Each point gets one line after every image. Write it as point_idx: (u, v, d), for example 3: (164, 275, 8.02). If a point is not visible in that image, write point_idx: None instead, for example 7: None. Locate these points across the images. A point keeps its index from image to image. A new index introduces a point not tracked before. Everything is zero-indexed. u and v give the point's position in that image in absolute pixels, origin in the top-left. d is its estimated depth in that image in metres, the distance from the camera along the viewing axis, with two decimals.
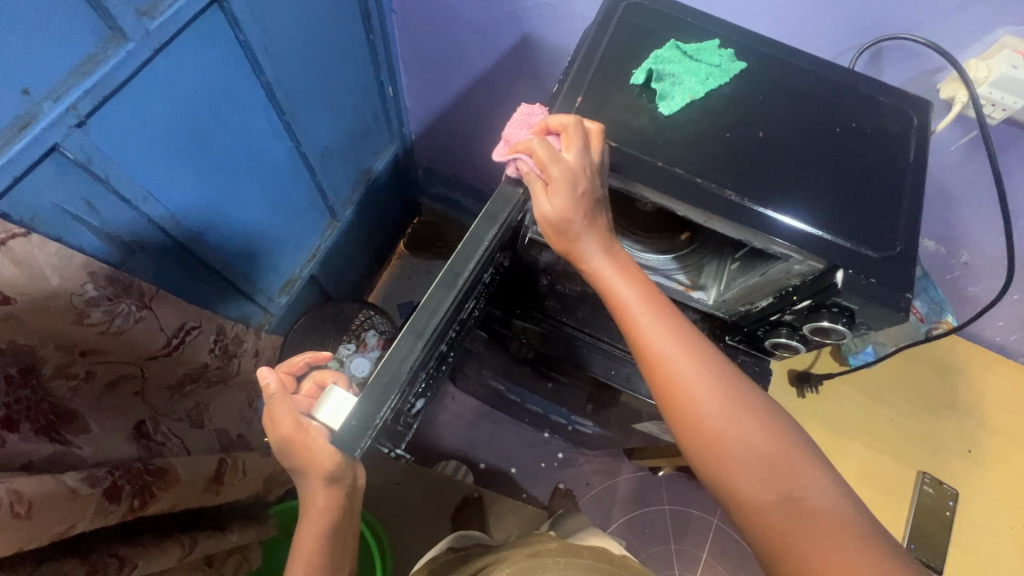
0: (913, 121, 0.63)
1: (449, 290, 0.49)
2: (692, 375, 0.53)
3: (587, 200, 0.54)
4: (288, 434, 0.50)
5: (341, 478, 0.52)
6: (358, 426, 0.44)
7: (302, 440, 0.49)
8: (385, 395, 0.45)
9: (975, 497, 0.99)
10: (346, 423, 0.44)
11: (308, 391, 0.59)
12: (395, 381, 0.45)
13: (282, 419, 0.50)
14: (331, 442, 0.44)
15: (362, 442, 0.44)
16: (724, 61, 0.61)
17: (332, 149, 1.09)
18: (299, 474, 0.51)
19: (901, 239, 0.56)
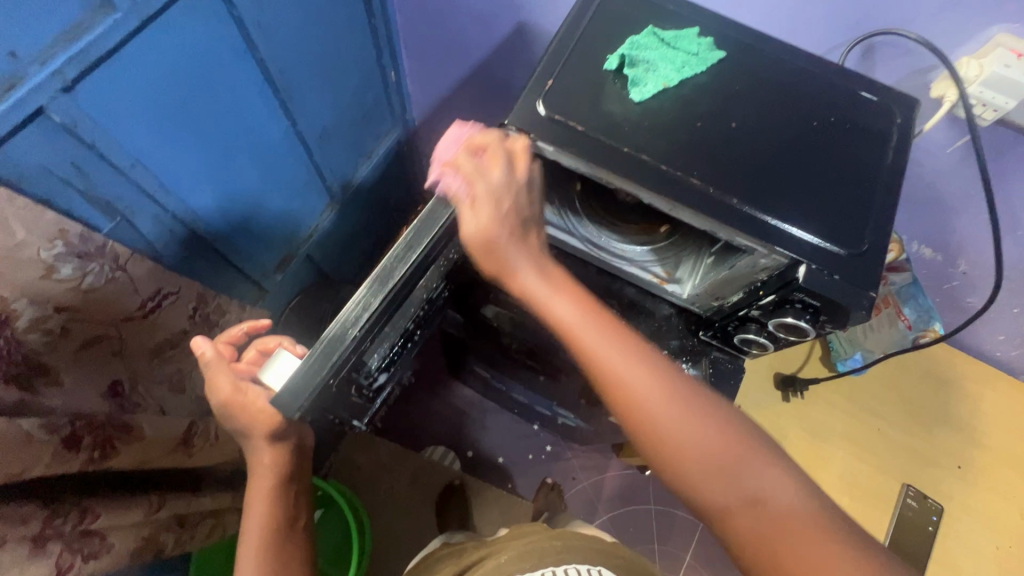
0: (897, 119, 0.61)
1: (400, 264, 0.52)
2: (617, 348, 0.54)
3: (512, 216, 0.56)
4: (227, 397, 0.57)
5: (286, 437, 0.60)
6: (297, 389, 0.49)
7: (240, 401, 0.57)
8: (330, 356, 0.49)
9: (961, 514, 0.96)
10: (286, 385, 0.49)
11: (251, 359, 0.62)
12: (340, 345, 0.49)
13: (221, 385, 0.57)
14: (272, 402, 0.49)
15: (302, 402, 0.49)
16: (702, 50, 0.61)
17: (331, 130, 1.11)
18: (245, 436, 0.59)
19: (869, 236, 0.55)
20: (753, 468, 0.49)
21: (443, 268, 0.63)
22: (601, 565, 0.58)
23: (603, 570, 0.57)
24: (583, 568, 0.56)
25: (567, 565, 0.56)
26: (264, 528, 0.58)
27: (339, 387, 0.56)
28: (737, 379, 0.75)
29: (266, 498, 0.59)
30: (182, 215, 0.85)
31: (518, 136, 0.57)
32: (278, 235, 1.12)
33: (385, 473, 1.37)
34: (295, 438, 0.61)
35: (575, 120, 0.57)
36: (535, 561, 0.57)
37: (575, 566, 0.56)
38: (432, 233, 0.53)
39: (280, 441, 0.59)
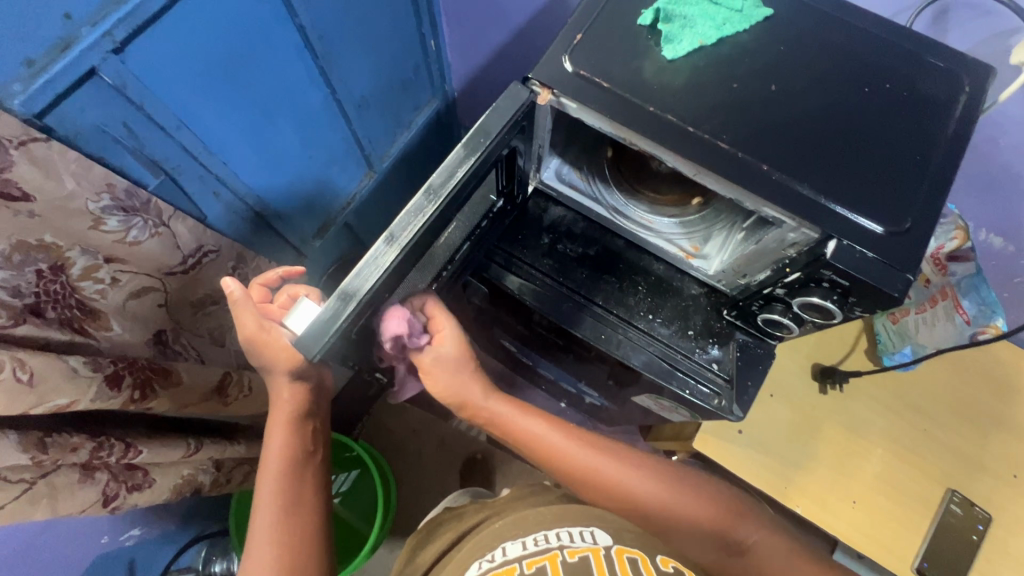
0: (965, 89, 0.55)
1: (419, 216, 0.51)
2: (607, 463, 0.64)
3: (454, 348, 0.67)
4: (252, 334, 0.59)
5: (306, 377, 0.62)
6: (321, 331, 0.48)
7: (264, 338, 0.59)
8: (356, 301, 0.49)
9: (1009, 524, 0.90)
10: (310, 329, 0.48)
11: (281, 303, 0.65)
12: (358, 291, 0.49)
13: (246, 321, 0.59)
14: (295, 343, 0.49)
15: (324, 344, 0.48)
16: (747, 6, 0.57)
17: (370, 99, 1.12)
18: (268, 372, 0.62)
19: (914, 213, 0.50)
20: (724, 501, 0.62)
21: (460, 227, 0.63)
22: (593, 526, 0.62)
23: (596, 531, 0.61)
24: (575, 531, 0.61)
25: (559, 529, 0.61)
26: (283, 458, 0.61)
27: (357, 338, 0.56)
28: (767, 365, 0.73)
29: (287, 430, 0.62)
30: (225, 177, 0.88)
31: (541, 91, 0.56)
32: (320, 200, 1.15)
33: (414, 439, 1.41)
34: (314, 379, 0.64)
35: (600, 77, 0.55)
36: (528, 527, 0.62)
37: (568, 530, 0.61)
38: (457, 185, 0.52)
39: (298, 379, 0.62)
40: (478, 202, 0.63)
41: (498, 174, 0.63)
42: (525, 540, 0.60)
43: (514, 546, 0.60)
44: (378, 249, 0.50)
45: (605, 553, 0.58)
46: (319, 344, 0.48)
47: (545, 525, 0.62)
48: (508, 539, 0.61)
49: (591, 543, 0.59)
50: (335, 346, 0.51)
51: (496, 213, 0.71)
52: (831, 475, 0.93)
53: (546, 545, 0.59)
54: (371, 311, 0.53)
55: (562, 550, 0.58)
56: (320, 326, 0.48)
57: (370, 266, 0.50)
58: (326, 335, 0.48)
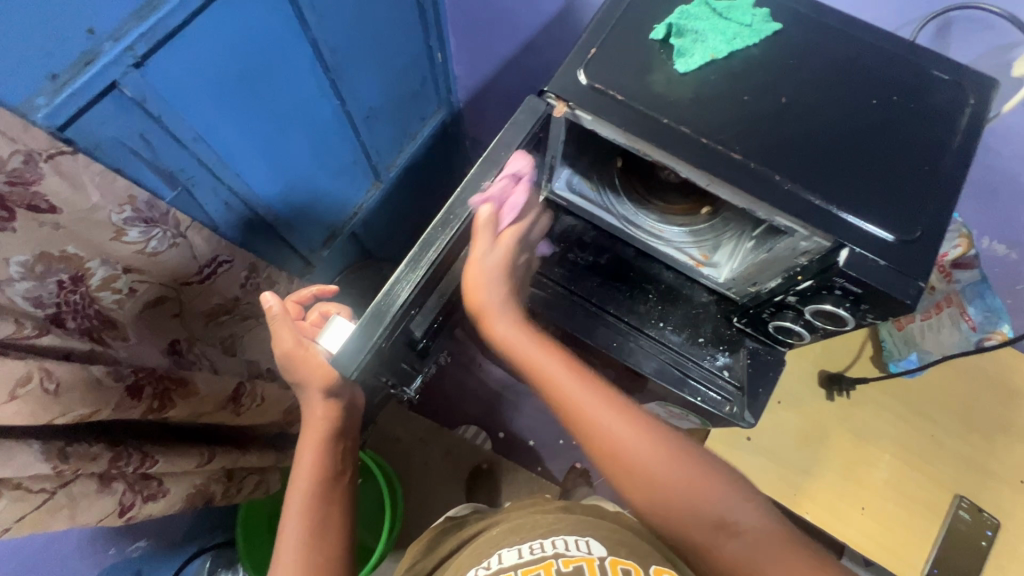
0: (970, 101, 0.56)
1: (445, 230, 0.53)
2: (595, 404, 0.59)
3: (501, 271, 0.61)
4: (290, 350, 0.60)
5: (341, 395, 0.62)
6: (357, 347, 0.50)
7: (302, 355, 0.60)
8: (389, 318, 0.50)
9: (1017, 529, 0.90)
10: (346, 345, 0.49)
11: (313, 320, 0.67)
12: (390, 307, 0.50)
13: (283, 336, 0.60)
14: (332, 360, 0.50)
15: (360, 360, 0.50)
16: (756, 21, 0.58)
17: (378, 110, 1.13)
18: (303, 386, 0.62)
19: (923, 222, 0.51)
20: (720, 491, 0.54)
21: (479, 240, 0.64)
22: (589, 535, 0.60)
23: (592, 540, 0.59)
24: (571, 539, 0.59)
25: (554, 536, 0.59)
26: (316, 477, 0.62)
27: (387, 356, 0.58)
28: (777, 372, 0.73)
29: (321, 451, 0.63)
30: (237, 188, 0.89)
31: (556, 104, 0.57)
32: (328, 210, 1.16)
33: (420, 448, 1.41)
34: (347, 397, 0.63)
35: (615, 89, 0.56)
36: (526, 535, 0.61)
37: (564, 537, 0.59)
38: (481, 200, 0.54)
39: (333, 396, 0.62)
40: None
41: (514, 189, 0.65)
42: (521, 547, 0.59)
43: (510, 553, 0.59)
44: (407, 265, 0.52)
45: (599, 564, 0.55)
46: (355, 365, 0.49)
47: (539, 532, 0.61)
48: (504, 547, 0.61)
49: (585, 552, 0.56)
50: (368, 364, 0.52)
51: None
52: (839, 481, 0.93)
53: (541, 554, 0.57)
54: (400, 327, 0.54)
55: (556, 558, 0.56)
56: (354, 345, 0.49)
57: (400, 281, 0.51)
58: (362, 354, 0.49)
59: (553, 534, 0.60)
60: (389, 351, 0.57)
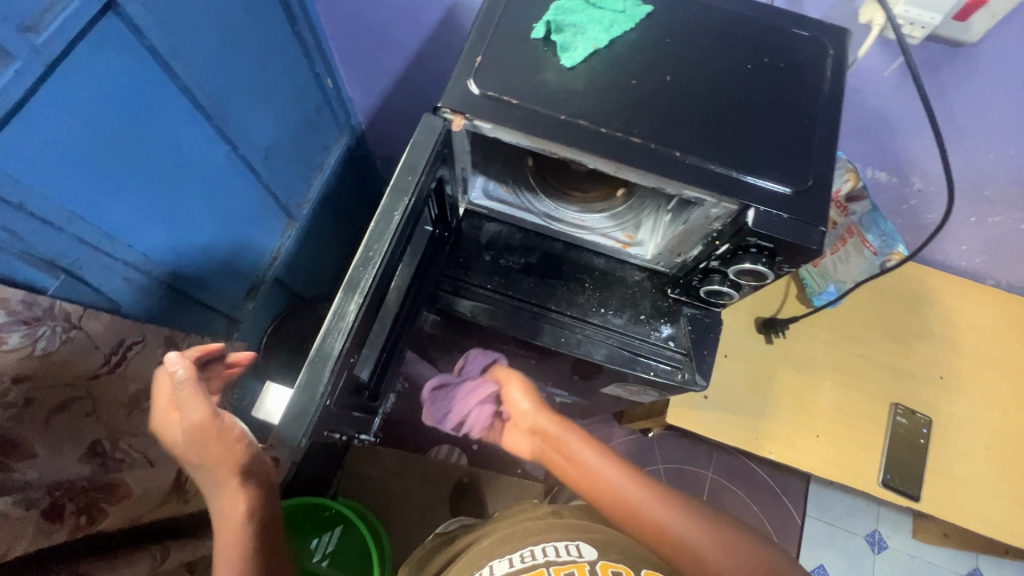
0: (830, 51, 0.61)
1: (367, 268, 0.50)
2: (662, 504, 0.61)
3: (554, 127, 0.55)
4: (200, 423, 0.53)
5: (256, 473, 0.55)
6: (299, 414, 0.47)
7: (213, 430, 0.53)
8: (329, 371, 0.48)
9: (948, 422, 1.00)
10: (286, 414, 0.47)
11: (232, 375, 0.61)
12: (326, 361, 0.48)
13: (193, 405, 0.53)
14: (274, 435, 0.47)
15: (307, 426, 0.47)
16: (629, 6, 0.59)
17: (276, 148, 1.08)
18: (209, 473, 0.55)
19: (813, 171, 0.55)
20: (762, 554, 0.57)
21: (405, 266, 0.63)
22: (580, 538, 0.60)
23: (583, 544, 0.59)
24: (560, 544, 0.59)
25: (546, 543, 0.60)
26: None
27: (335, 410, 0.55)
28: (717, 331, 0.76)
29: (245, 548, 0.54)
30: (133, 260, 0.82)
31: (453, 117, 0.56)
32: (243, 262, 1.09)
33: (394, 481, 1.37)
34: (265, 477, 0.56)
35: (508, 94, 0.56)
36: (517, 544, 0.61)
37: (554, 544, 0.59)
38: (398, 229, 0.52)
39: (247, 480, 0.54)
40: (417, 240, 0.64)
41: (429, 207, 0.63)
42: (512, 557, 0.60)
43: (501, 565, 0.59)
44: (336, 311, 0.50)
45: (590, 569, 0.55)
46: (304, 430, 0.47)
47: (527, 541, 0.62)
48: (496, 558, 0.61)
49: (576, 557, 0.57)
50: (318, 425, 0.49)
51: (434, 242, 0.72)
52: (792, 417, 0.99)
53: (533, 563, 0.58)
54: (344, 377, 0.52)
55: (548, 567, 0.56)
56: (299, 406, 0.47)
57: (331, 329, 0.49)
58: (308, 415, 0.47)
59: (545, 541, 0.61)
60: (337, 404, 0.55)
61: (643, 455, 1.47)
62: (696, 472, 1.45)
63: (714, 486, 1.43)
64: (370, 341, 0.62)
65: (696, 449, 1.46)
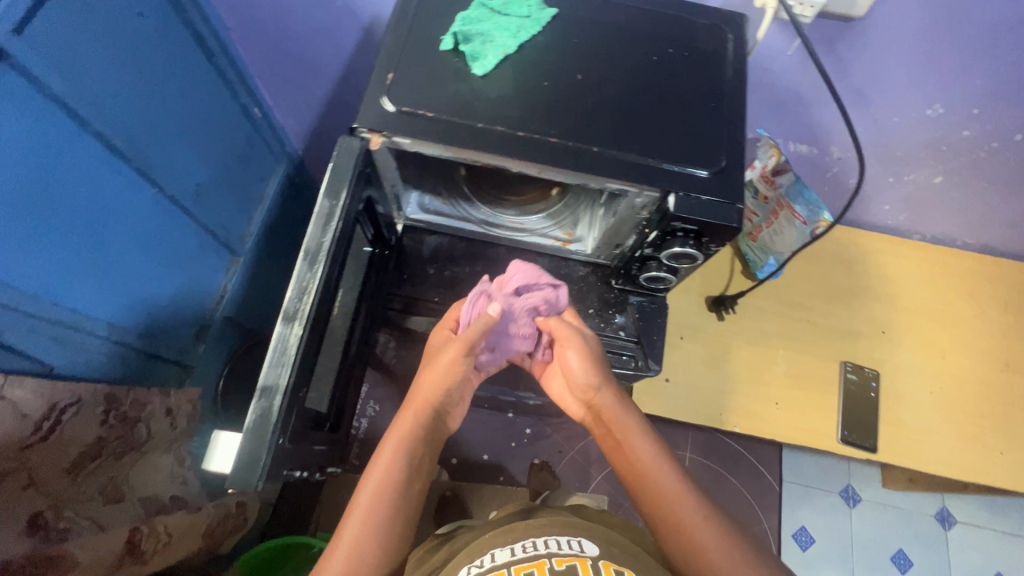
0: (729, 36, 0.64)
1: (303, 300, 0.53)
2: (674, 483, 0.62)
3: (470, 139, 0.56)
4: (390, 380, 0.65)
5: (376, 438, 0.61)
6: (250, 459, 0.49)
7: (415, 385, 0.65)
8: (278, 402, 0.51)
9: (894, 372, 1.06)
10: (238, 459, 0.49)
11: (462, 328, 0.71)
12: (274, 397, 0.51)
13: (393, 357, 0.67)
14: (227, 483, 0.48)
15: (262, 467, 0.49)
16: (534, 11, 0.61)
17: (208, 185, 1.05)
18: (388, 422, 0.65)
19: (725, 152, 0.57)
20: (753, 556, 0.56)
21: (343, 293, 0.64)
22: (581, 535, 0.58)
23: (584, 539, 0.57)
24: (564, 539, 0.56)
25: (547, 536, 0.57)
26: (380, 514, 0.59)
27: (292, 437, 0.57)
28: (664, 316, 0.78)
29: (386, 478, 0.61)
30: (63, 317, 0.78)
31: (371, 136, 0.56)
32: (187, 305, 1.06)
33: None
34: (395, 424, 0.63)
35: (423, 108, 0.56)
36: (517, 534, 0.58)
37: (555, 537, 0.56)
38: (327, 261, 0.54)
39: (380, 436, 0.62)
40: (353, 265, 0.65)
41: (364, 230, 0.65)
42: (512, 544, 0.56)
43: (502, 553, 0.55)
44: (277, 346, 0.52)
45: (594, 565, 0.52)
46: (262, 458, 0.49)
47: (526, 534, 0.57)
48: (496, 546, 0.57)
49: (578, 551, 0.54)
50: (276, 449, 0.51)
51: (375, 264, 0.73)
52: (751, 387, 1.03)
53: (535, 553, 0.54)
54: (295, 407, 0.55)
55: (550, 557, 0.53)
56: (254, 438, 0.50)
57: (274, 363, 0.52)
58: (263, 444, 0.49)
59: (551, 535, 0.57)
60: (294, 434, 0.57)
61: None
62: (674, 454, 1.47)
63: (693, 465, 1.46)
64: (321, 369, 0.65)
65: (671, 432, 1.49)
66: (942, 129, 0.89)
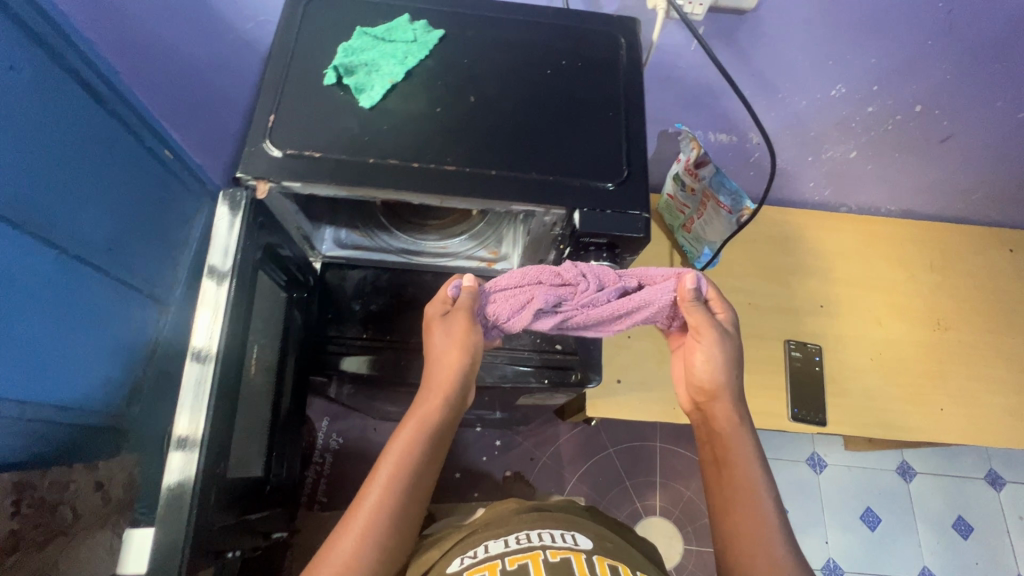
0: (621, 41, 0.63)
1: (207, 355, 0.51)
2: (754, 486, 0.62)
3: (365, 177, 0.53)
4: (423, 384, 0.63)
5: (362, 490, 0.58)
6: (168, 538, 0.48)
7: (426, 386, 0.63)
8: (195, 455, 0.50)
9: (836, 344, 1.08)
10: (154, 539, 0.48)
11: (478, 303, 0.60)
12: (189, 463, 0.49)
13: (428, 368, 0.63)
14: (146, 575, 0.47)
15: (182, 546, 0.48)
16: (419, 34, 0.59)
17: (122, 239, 0.98)
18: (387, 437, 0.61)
19: (627, 161, 0.57)
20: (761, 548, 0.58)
21: (258, 345, 0.61)
22: (575, 531, 0.64)
23: (577, 534, 0.63)
24: (557, 533, 0.62)
25: (541, 530, 0.63)
26: (384, 513, 0.57)
27: (221, 500, 0.56)
28: None
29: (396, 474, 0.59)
30: None
31: (258, 184, 0.53)
32: (112, 367, 0.99)
33: None
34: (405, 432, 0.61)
35: (311, 148, 0.53)
36: (513, 528, 0.64)
37: (549, 532, 0.62)
38: (234, 294, 0.52)
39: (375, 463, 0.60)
40: (267, 315, 0.63)
41: (275, 275, 0.63)
42: (507, 538, 0.62)
43: (497, 544, 0.62)
44: (190, 390, 0.50)
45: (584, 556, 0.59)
46: (183, 530, 0.48)
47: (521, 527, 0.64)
48: (490, 539, 0.63)
49: (571, 544, 0.60)
50: (200, 518, 0.51)
51: (296, 307, 0.71)
52: None
53: (528, 544, 0.60)
54: (218, 456, 0.53)
55: (544, 548, 0.59)
56: (173, 503, 0.49)
57: (188, 414, 0.50)
58: (184, 511, 0.49)
59: (544, 527, 0.64)
60: (223, 486, 0.56)
61: (592, 444, 1.48)
62: (644, 446, 1.48)
63: (663, 455, 1.47)
64: (249, 416, 0.62)
65: (639, 425, 1.50)
66: (849, 106, 0.91)
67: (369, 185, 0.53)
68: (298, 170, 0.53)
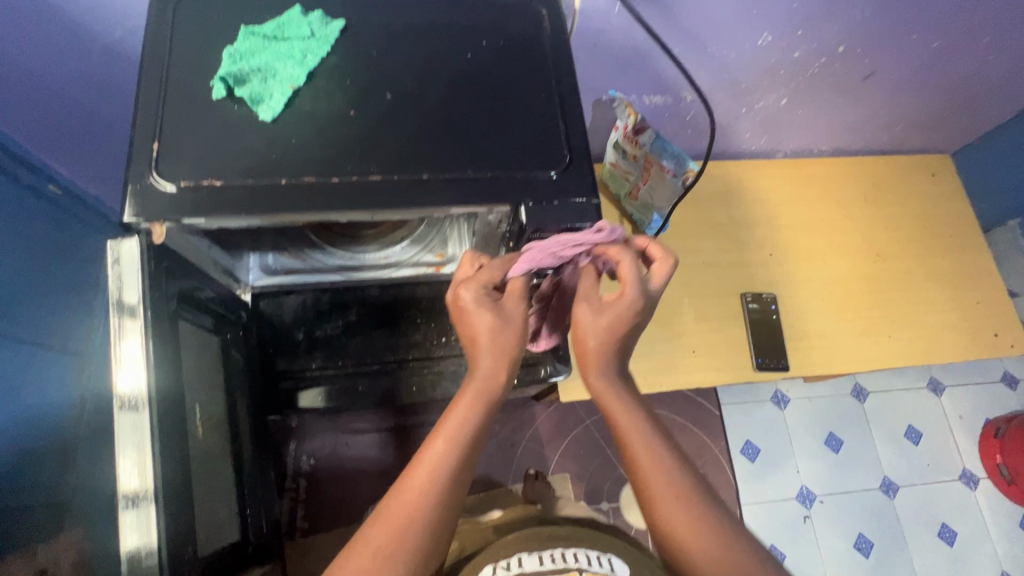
0: (542, 11, 0.58)
1: (141, 396, 0.44)
2: None
3: (282, 202, 0.47)
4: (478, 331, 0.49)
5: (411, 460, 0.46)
6: None
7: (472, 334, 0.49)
8: (153, 515, 0.43)
9: (787, 290, 1.11)
10: None
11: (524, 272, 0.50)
12: (149, 519, 0.43)
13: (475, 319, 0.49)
14: None
15: None
16: (316, 28, 0.52)
17: (28, 293, 0.85)
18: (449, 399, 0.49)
19: (567, 145, 0.53)
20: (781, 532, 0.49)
21: (199, 396, 0.54)
22: (609, 548, 0.50)
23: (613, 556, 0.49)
24: (592, 552, 0.49)
25: (575, 547, 0.49)
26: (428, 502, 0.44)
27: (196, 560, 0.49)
28: None
29: (453, 444, 0.46)
30: None
31: (152, 227, 0.46)
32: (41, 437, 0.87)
33: None
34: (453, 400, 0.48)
35: (209, 176, 0.46)
36: (542, 539, 0.50)
37: (584, 550, 0.49)
38: (152, 332, 0.45)
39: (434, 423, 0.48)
40: (200, 362, 0.55)
41: (197, 319, 0.56)
42: (540, 551, 0.48)
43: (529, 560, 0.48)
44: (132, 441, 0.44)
45: None
46: None
47: (547, 543, 0.50)
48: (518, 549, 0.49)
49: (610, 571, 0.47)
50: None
51: (235, 346, 0.64)
52: (667, 344, 1.04)
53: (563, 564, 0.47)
54: (180, 509, 0.47)
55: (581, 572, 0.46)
56: (138, 574, 0.42)
57: (132, 468, 0.43)
58: None
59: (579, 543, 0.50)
60: (196, 542, 0.50)
61: (569, 419, 1.47)
62: None
63: None
64: (211, 472, 0.56)
65: None
66: (776, 54, 0.90)
67: (287, 208, 0.47)
68: (199, 205, 0.46)
